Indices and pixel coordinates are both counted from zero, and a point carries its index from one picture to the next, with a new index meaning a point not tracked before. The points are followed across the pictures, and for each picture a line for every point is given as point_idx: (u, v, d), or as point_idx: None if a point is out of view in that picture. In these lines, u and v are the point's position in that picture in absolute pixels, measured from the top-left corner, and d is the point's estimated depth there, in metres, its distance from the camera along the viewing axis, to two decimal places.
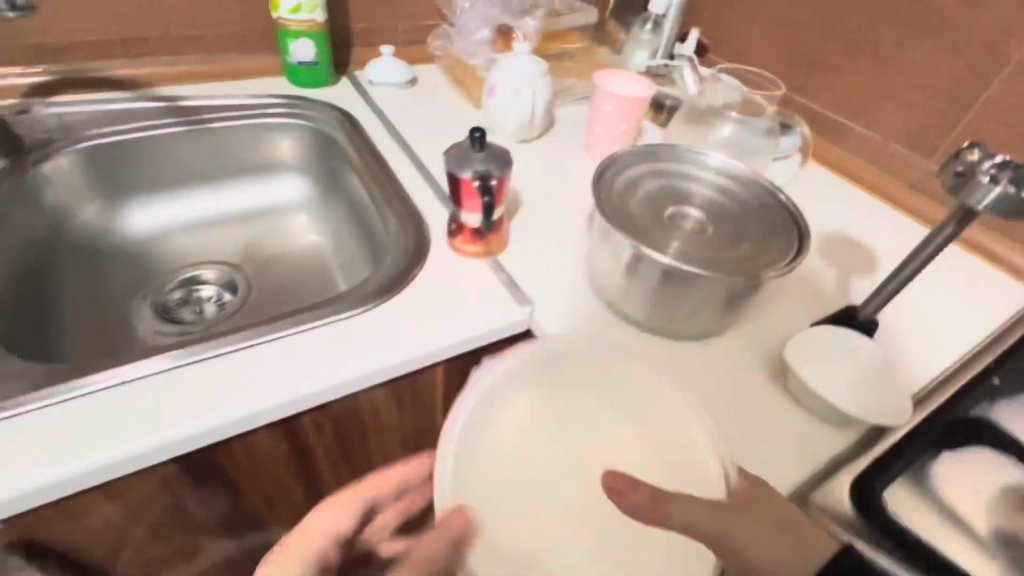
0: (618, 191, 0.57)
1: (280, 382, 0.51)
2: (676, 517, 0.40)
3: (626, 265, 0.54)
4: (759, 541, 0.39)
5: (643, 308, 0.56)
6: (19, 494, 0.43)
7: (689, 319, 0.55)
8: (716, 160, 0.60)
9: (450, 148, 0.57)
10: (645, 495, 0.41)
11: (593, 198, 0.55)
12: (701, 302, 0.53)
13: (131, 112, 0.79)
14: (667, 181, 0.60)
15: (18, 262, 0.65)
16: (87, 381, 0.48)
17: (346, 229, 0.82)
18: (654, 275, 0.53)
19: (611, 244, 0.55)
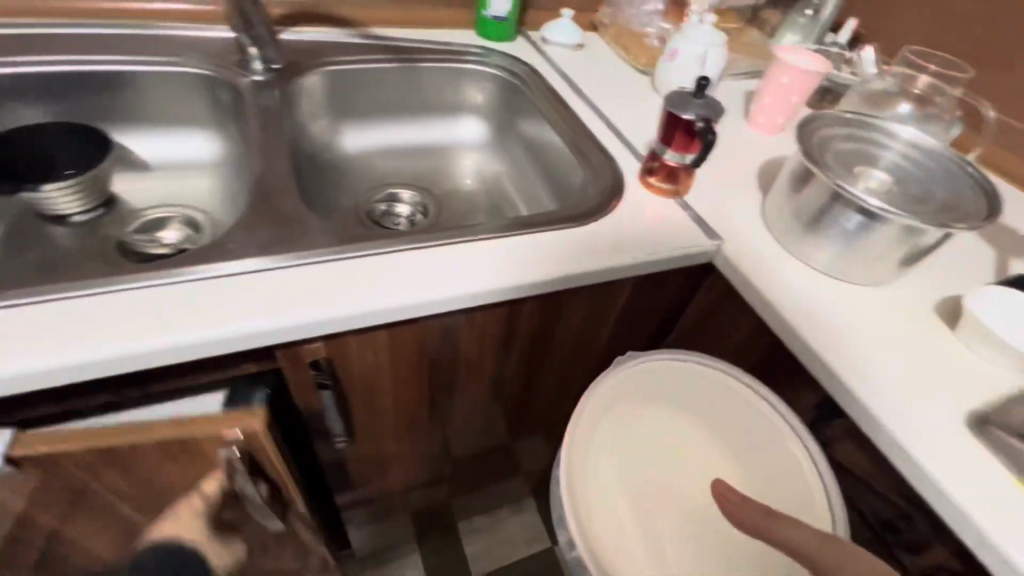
0: (816, 142, 0.64)
1: (525, 268, 0.60)
2: (786, 534, 0.43)
3: (822, 206, 0.62)
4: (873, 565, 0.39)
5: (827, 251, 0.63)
6: (345, 318, 0.53)
7: (870, 266, 0.62)
8: (909, 134, 0.66)
9: (672, 91, 0.67)
10: (758, 512, 0.46)
11: (800, 147, 0.63)
12: (887, 248, 0.60)
13: (355, 46, 0.91)
14: (858, 145, 0.67)
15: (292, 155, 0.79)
16: (378, 244, 0.58)
17: (524, 169, 0.93)
18: (850, 218, 0.60)
19: (812, 190, 0.63)
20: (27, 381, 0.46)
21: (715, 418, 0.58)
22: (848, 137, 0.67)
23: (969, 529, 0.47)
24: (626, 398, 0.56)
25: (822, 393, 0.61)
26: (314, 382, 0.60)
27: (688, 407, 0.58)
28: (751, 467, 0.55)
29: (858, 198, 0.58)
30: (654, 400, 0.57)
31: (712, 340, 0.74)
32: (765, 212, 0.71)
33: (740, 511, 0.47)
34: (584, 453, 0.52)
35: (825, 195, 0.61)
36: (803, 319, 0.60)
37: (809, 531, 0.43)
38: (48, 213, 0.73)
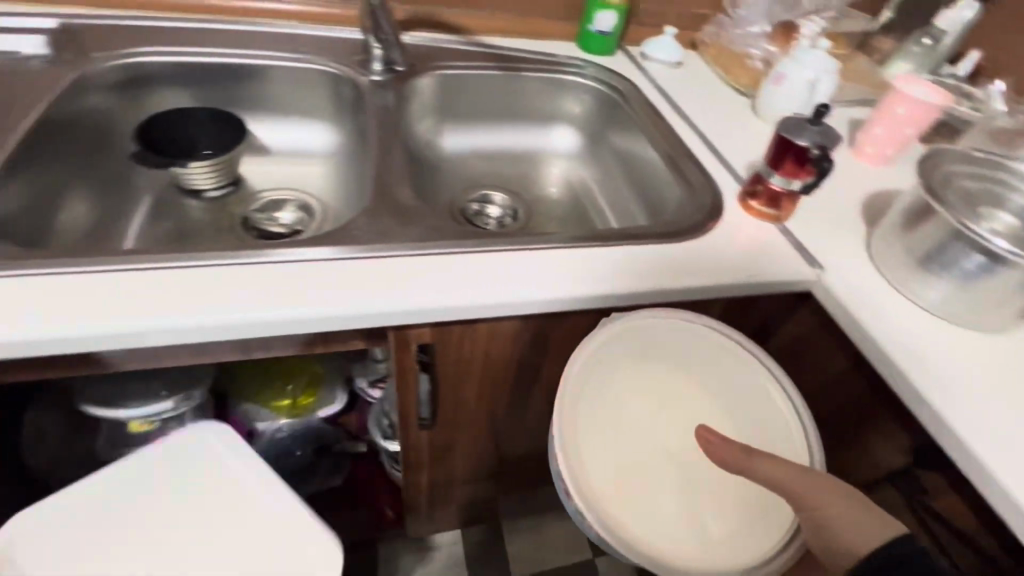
0: (937, 177, 0.62)
1: (623, 278, 0.61)
2: (765, 472, 0.46)
3: (941, 244, 0.60)
4: (835, 500, 0.45)
5: (942, 292, 0.61)
6: (455, 307, 0.57)
7: (988, 311, 0.60)
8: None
9: (787, 116, 0.66)
10: (736, 451, 0.47)
11: (922, 182, 0.61)
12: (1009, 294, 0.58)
13: (464, 52, 0.95)
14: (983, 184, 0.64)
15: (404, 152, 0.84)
16: (486, 242, 0.62)
17: (616, 181, 0.94)
18: (972, 260, 0.58)
19: (930, 226, 0.61)
20: (184, 332, 0.52)
21: (707, 376, 0.58)
22: (974, 175, 0.64)
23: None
24: (618, 358, 0.57)
25: (923, 438, 0.58)
26: (418, 365, 0.64)
27: (679, 364, 0.58)
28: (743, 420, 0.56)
29: (984, 238, 0.56)
30: (647, 361, 0.58)
31: (799, 371, 0.72)
32: (871, 245, 0.69)
33: (722, 452, 0.47)
34: (578, 413, 0.53)
35: (946, 233, 0.59)
36: (910, 358, 0.58)
37: (786, 468, 0.46)
38: (187, 187, 0.81)
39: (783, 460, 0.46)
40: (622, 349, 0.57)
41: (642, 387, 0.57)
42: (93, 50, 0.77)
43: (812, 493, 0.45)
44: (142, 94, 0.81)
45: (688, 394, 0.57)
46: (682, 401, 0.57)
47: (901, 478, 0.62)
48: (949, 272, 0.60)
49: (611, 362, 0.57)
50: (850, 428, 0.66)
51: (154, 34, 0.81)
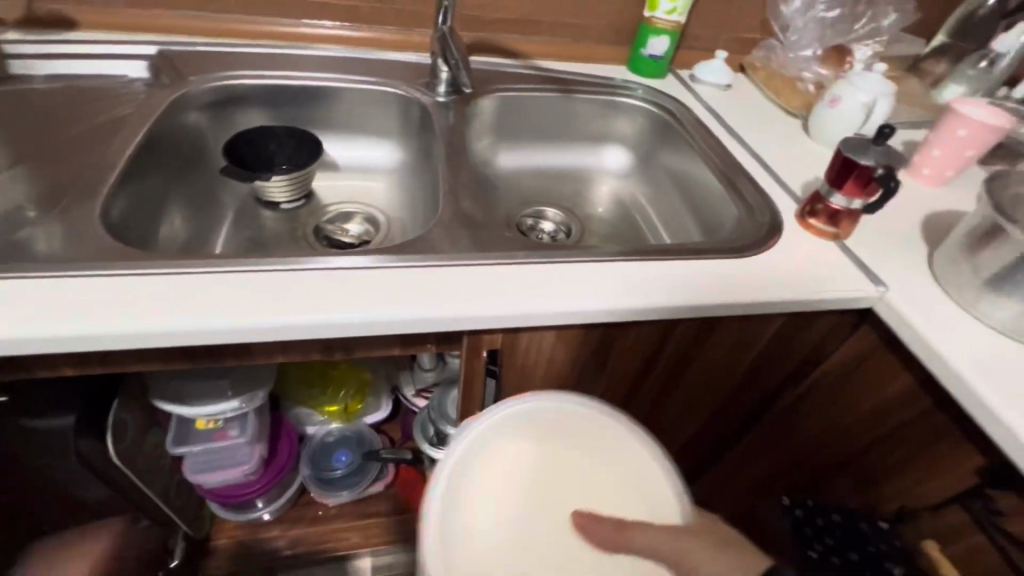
0: (1007, 198, 0.62)
1: (686, 290, 0.63)
2: (638, 539, 0.41)
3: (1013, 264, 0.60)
4: (711, 547, 0.39)
5: (1016, 313, 0.61)
6: (526, 314, 0.59)
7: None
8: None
9: (849, 136, 0.68)
10: (609, 529, 0.43)
11: (991, 201, 0.61)
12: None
13: (520, 74, 1.00)
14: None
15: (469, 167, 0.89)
16: (554, 254, 0.65)
17: (669, 198, 0.96)
18: None
19: (1001, 244, 0.61)
20: (281, 330, 0.56)
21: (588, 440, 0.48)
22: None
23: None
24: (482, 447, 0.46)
25: (998, 461, 0.58)
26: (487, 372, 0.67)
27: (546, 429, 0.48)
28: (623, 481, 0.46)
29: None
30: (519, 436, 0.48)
31: (859, 389, 0.71)
32: (934, 264, 0.69)
33: (594, 532, 0.43)
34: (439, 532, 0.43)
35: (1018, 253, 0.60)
36: (983, 377, 0.58)
37: (657, 528, 0.41)
38: (264, 199, 0.88)
39: (657, 525, 0.41)
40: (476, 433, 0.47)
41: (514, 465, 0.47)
42: (190, 73, 0.85)
43: (688, 550, 0.39)
44: (230, 113, 0.88)
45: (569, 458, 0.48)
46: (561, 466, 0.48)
47: (972, 500, 0.60)
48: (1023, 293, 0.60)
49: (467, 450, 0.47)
50: (914, 448, 0.65)
51: (242, 59, 0.89)
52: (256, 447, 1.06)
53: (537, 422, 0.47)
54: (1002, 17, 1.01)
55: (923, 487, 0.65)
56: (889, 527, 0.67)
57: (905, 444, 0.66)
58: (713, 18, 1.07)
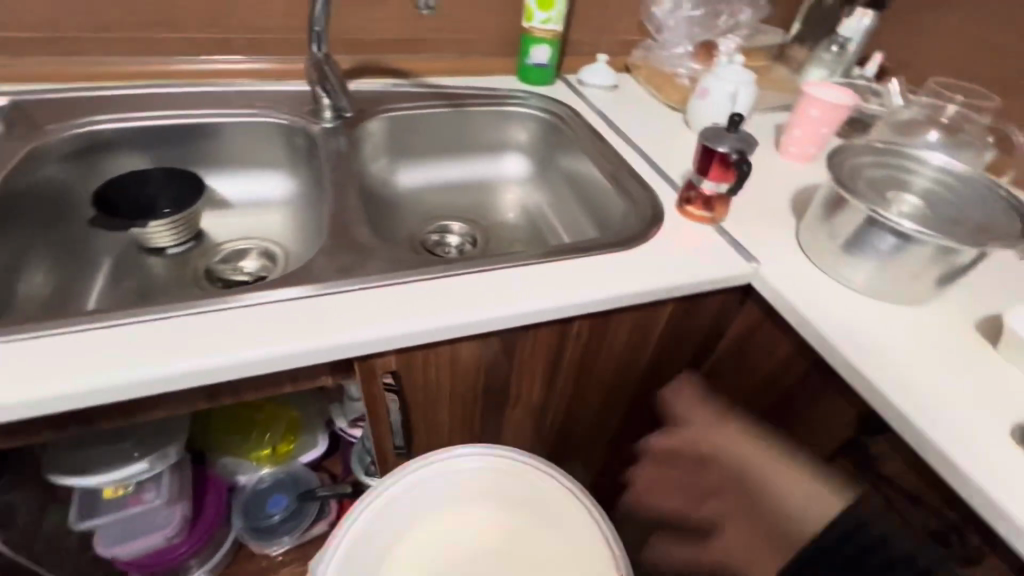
0: (847, 169, 0.68)
1: (573, 289, 0.65)
2: None
3: (858, 229, 0.66)
4: None
5: (867, 273, 0.67)
6: (415, 332, 0.59)
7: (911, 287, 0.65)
8: (938, 161, 0.69)
9: (707, 126, 0.72)
10: None
11: (833, 174, 0.67)
12: (925, 267, 0.63)
13: (409, 93, 1.00)
14: (889, 171, 0.71)
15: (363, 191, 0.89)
16: (442, 268, 0.65)
17: (567, 199, 0.99)
18: (886, 239, 0.64)
19: (847, 213, 0.67)
20: (154, 383, 0.53)
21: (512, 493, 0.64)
22: (881, 164, 0.71)
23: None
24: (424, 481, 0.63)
25: (867, 411, 0.62)
26: (389, 395, 0.66)
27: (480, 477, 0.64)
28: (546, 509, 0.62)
29: (893, 221, 0.62)
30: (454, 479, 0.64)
31: (752, 360, 0.76)
32: (799, 236, 0.75)
33: None
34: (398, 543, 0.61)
35: (860, 218, 0.65)
36: (843, 335, 0.63)
37: None
38: (147, 245, 0.83)
39: None
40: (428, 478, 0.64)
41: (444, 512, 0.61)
42: (46, 122, 0.79)
43: None
44: (98, 160, 0.83)
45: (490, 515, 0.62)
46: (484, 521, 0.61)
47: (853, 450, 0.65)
48: (869, 253, 0.66)
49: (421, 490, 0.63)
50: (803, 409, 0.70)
51: (108, 103, 0.84)
52: (178, 507, 0.99)
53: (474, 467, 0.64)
54: (844, 4, 1.11)
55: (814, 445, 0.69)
56: None
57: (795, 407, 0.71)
58: (590, 23, 1.11)
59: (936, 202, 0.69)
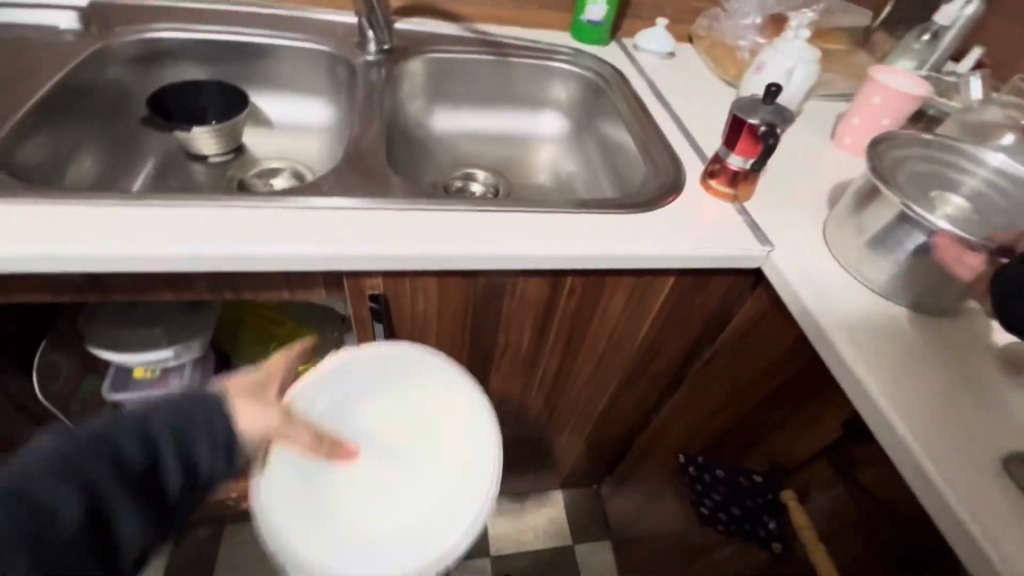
0: (888, 160, 0.63)
1: (566, 241, 0.64)
2: None
3: (888, 225, 0.61)
4: None
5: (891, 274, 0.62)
6: (402, 258, 0.61)
7: (932, 294, 0.61)
8: (996, 161, 0.63)
9: (741, 96, 0.68)
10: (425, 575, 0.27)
11: (869, 162, 0.61)
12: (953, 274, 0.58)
13: (456, 36, 1.00)
14: (936, 168, 0.65)
15: (392, 126, 0.91)
16: (443, 203, 0.66)
17: (596, 162, 0.97)
18: (916, 238, 0.59)
19: (879, 205, 0.62)
20: (161, 264, 0.58)
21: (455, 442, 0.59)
22: (928, 158, 0.65)
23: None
24: (419, 371, 0.60)
25: (854, 415, 0.59)
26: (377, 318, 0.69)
27: (456, 407, 0.60)
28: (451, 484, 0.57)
29: (928, 219, 0.56)
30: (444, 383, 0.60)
31: (750, 349, 0.73)
32: (825, 227, 0.70)
33: None
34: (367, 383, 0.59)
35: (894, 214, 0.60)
36: (844, 331, 0.59)
37: None
38: (192, 152, 0.89)
39: None
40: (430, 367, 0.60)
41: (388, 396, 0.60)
42: (118, 26, 0.86)
43: None
44: (159, 66, 0.89)
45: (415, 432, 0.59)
46: (404, 439, 0.59)
47: (833, 454, 0.61)
48: (897, 253, 0.61)
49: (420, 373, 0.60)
50: (794, 405, 0.66)
51: (175, 13, 0.90)
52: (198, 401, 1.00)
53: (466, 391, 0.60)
54: None
55: (796, 444, 0.66)
56: (763, 481, 0.70)
57: (783, 400, 0.68)
58: None
59: (985, 205, 0.63)
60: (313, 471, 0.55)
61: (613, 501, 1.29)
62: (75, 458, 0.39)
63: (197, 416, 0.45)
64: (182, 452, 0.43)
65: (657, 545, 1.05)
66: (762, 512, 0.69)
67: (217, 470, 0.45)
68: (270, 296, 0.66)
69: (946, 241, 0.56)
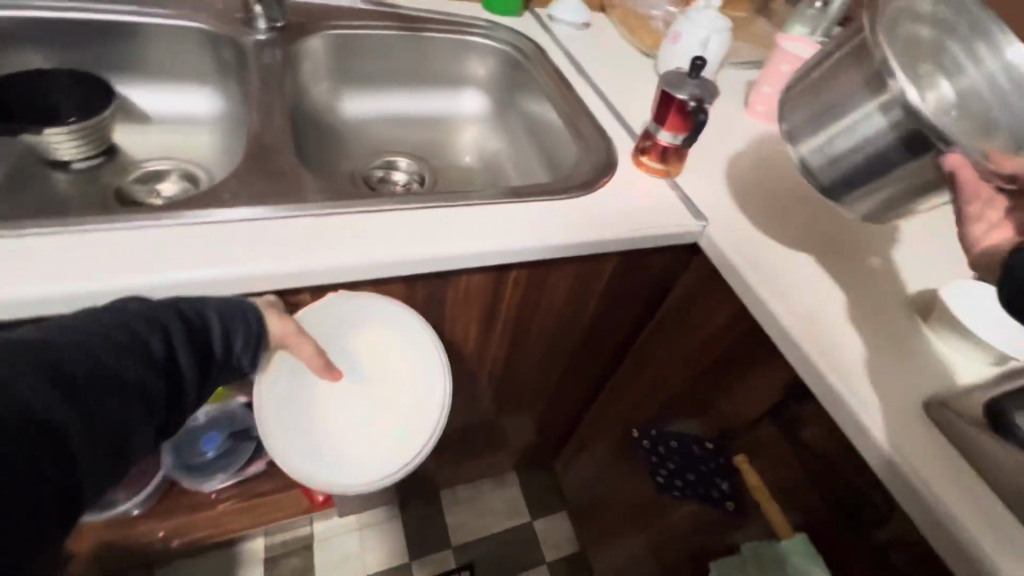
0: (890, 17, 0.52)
1: (506, 234, 0.61)
2: None
3: (856, 98, 0.49)
4: None
5: (835, 162, 0.52)
6: (330, 268, 0.55)
7: (875, 197, 0.51)
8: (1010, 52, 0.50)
9: (668, 70, 0.68)
10: None
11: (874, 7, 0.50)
12: (910, 175, 0.48)
13: (358, 9, 0.90)
14: (940, 41, 0.54)
15: (296, 114, 0.82)
16: (370, 203, 0.60)
17: (524, 142, 0.94)
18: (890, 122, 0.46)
19: (864, 76, 0.49)
20: (29, 309, 0.48)
21: (416, 386, 0.69)
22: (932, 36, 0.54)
23: (930, 521, 0.49)
24: (386, 318, 0.65)
25: (793, 376, 0.62)
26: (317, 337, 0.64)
27: (420, 358, 0.68)
28: (404, 420, 0.68)
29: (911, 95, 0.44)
30: (409, 333, 0.66)
31: (691, 320, 0.75)
32: (782, 105, 0.57)
33: None
34: (343, 318, 0.64)
35: (866, 87, 0.48)
36: (778, 298, 0.61)
37: None
38: (48, 157, 0.74)
39: None
40: (398, 315, 0.65)
41: (365, 337, 0.67)
42: None
43: None
44: None
45: (404, 366, 0.69)
46: (380, 371, 0.69)
47: (774, 414, 0.64)
48: (852, 139, 0.50)
49: (389, 321, 0.66)
50: (734, 370, 0.69)
51: None
52: None
53: (429, 347, 0.67)
54: None
55: (738, 407, 0.69)
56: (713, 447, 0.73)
57: (723, 366, 0.71)
58: None
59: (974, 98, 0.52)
60: (282, 379, 0.65)
61: (567, 474, 1.32)
62: (152, 311, 0.44)
63: (235, 311, 0.49)
64: (230, 329, 0.49)
65: (614, 512, 1.09)
66: (714, 475, 0.72)
67: (241, 362, 0.51)
68: None
69: (957, 164, 0.43)
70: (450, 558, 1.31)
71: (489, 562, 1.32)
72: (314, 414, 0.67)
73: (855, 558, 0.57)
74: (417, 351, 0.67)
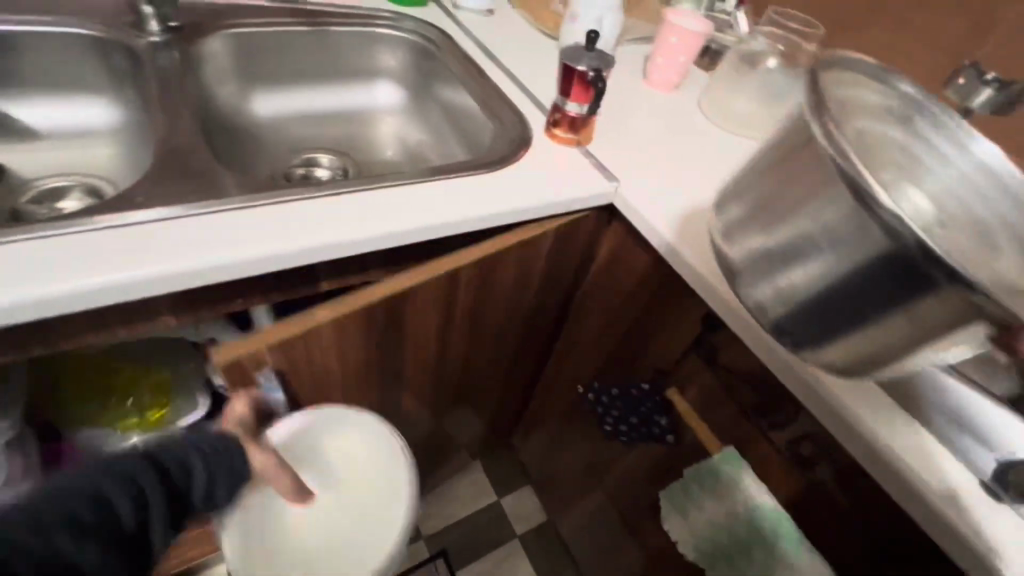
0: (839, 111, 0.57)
1: (433, 210, 0.63)
2: None
3: (811, 205, 0.47)
4: None
5: (794, 282, 0.51)
6: (258, 258, 0.55)
7: (850, 348, 0.49)
8: (983, 151, 0.58)
9: (566, 46, 0.73)
10: None
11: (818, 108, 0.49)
12: (893, 335, 0.46)
13: (258, 7, 0.89)
14: (881, 125, 0.62)
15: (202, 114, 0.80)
16: (293, 193, 0.60)
17: (442, 127, 0.96)
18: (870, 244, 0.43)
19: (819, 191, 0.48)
20: None
21: (379, 487, 0.82)
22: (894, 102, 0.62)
23: (827, 411, 0.56)
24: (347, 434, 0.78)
25: (705, 311, 0.69)
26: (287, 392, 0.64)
27: (381, 464, 0.81)
28: (375, 518, 0.81)
29: (897, 215, 0.41)
30: (368, 446, 0.80)
31: (616, 276, 0.81)
32: (739, 241, 0.56)
33: None
34: (316, 442, 0.79)
35: (830, 198, 0.46)
36: (687, 243, 0.68)
37: None
38: None
39: None
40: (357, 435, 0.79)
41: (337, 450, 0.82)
42: None
43: None
44: None
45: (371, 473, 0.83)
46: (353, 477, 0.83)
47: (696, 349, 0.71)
48: (818, 260, 0.48)
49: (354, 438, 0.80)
50: (659, 316, 0.76)
51: None
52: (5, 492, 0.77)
53: (384, 454, 0.80)
54: None
55: (665, 348, 0.76)
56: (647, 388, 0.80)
57: (649, 314, 0.77)
58: None
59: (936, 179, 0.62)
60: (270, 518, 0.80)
61: (525, 450, 1.36)
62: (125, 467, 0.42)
63: (221, 463, 0.51)
64: (211, 482, 0.49)
65: (572, 473, 1.15)
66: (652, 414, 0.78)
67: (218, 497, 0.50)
68: (99, 335, 0.55)
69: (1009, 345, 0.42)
70: (422, 549, 1.33)
71: (461, 547, 1.35)
72: (302, 528, 0.82)
73: (774, 461, 0.65)
74: (377, 459, 0.81)
